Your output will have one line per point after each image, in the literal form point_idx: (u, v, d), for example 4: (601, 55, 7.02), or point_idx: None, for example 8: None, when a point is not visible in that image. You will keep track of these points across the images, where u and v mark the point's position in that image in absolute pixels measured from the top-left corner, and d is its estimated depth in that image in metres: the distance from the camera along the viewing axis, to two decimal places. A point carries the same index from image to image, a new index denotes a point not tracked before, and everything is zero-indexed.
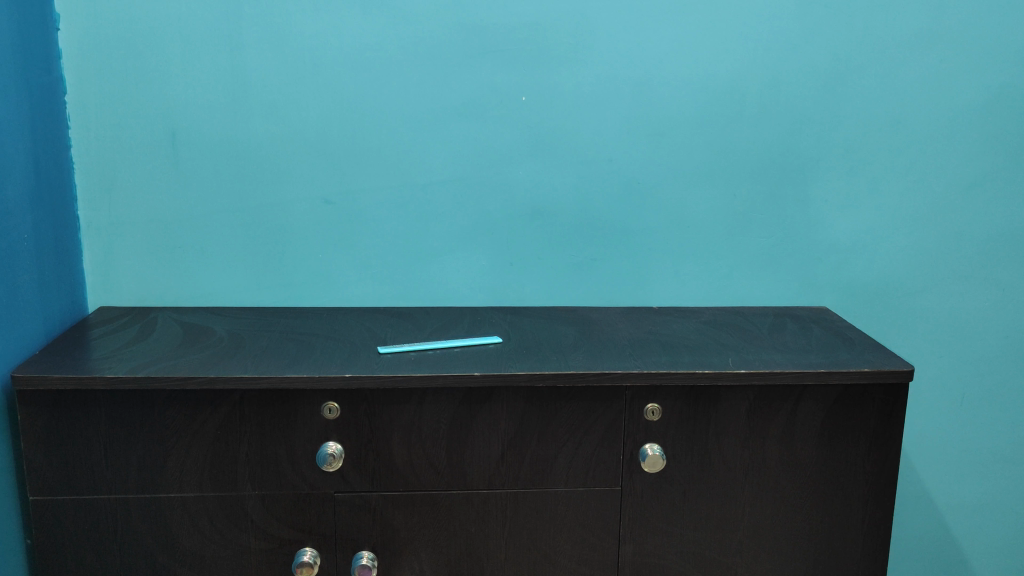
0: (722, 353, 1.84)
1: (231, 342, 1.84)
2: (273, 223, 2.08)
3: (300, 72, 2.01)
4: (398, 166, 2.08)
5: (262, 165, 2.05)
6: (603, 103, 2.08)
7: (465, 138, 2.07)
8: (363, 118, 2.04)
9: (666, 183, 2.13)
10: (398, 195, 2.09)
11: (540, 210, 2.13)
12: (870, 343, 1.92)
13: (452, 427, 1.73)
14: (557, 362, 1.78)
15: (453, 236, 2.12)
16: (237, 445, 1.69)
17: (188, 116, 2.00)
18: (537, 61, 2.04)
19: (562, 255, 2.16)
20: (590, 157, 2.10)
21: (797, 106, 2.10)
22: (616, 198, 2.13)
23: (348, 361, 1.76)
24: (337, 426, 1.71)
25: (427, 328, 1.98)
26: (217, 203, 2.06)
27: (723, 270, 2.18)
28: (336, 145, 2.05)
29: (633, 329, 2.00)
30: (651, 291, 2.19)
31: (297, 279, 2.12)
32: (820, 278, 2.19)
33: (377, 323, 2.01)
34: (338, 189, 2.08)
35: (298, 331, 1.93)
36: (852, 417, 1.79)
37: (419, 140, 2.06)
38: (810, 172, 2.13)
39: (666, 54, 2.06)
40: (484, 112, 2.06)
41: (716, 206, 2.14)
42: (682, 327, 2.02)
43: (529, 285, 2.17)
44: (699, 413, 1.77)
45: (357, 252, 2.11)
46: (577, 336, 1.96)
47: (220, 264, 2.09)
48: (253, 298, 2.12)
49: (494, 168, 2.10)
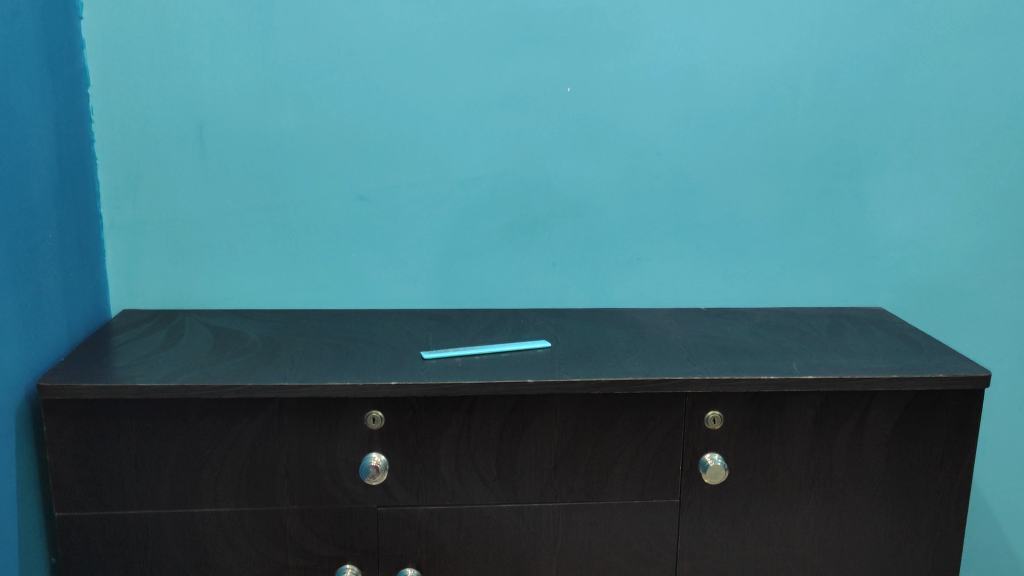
0: (785, 358, 1.74)
1: (266, 347, 1.74)
2: (305, 222, 1.98)
3: (333, 61, 1.91)
4: (436, 162, 1.98)
5: (293, 160, 1.95)
6: (652, 94, 1.98)
7: (507, 131, 1.97)
8: (400, 110, 1.94)
9: (716, 178, 2.03)
10: (435, 192, 1.99)
11: (584, 206, 2.03)
12: (937, 346, 1.82)
13: (503, 437, 1.63)
14: (612, 368, 1.68)
15: (493, 234, 2.03)
16: (276, 457, 1.59)
17: (216, 109, 1.90)
18: (581, 49, 1.94)
19: (607, 254, 2.06)
20: (638, 151, 2.00)
21: (854, 97, 2.00)
22: (663, 194, 2.03)
23: (392, 367, 1.66)
24: (382, 437, 1.61)
25: (470, 332, 1.88)
26: (247, 201, 1.96)
27: (775, 270, 2.09)
28: (371, 140, 1.95)
29: (686, 332, 1.90)
30: (699, 292, 2.09)
31: (330, 281, 2.02)
32: (877, 278, 2.10)
33: (415, 326, 1.91)
34: (373, 185, 1.98)
35: (333, 336, 1.83)
36: (924, 425, 1.69)
37: (460, 134, 1.97)
38: (867, 166, 2.03)
39: (717, 42, 1.95)
40: (527, 104, 1.96)
41: (769, 202, 2.05)
42: (737, 329, 1.92)
43: (572, 285, 2.07)
44: (763, 422, 1.67)
45: (393, 252, 2.02)
46: (628, 339, 1.86)
47: (250, 265, 1.99)
48: (284, 301, 2.02)
49: (537, 163, 2.00)
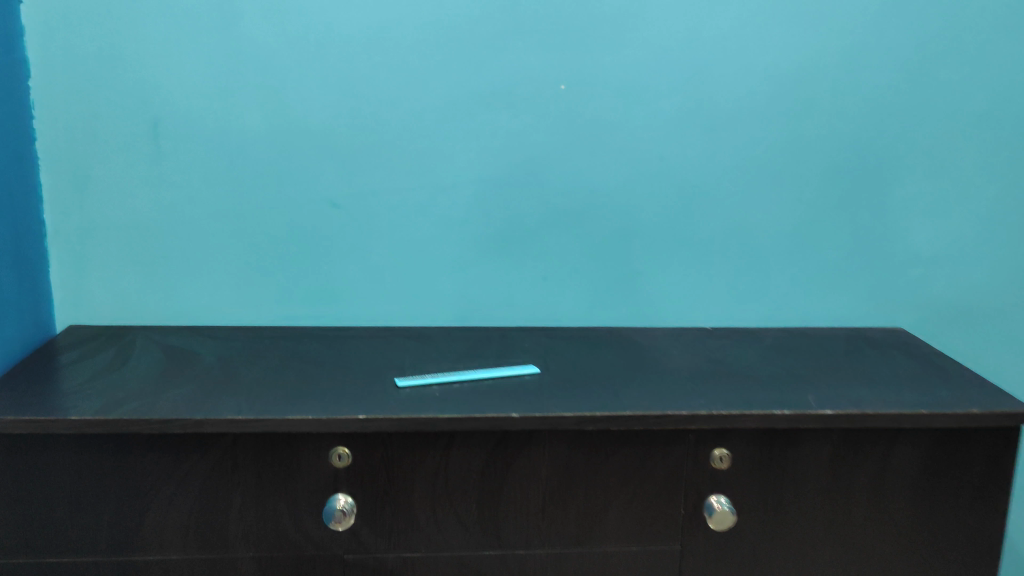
0: (799, 388, 1.57)
1: (221, 372, 1.57)
2: (271, 230, 1.81)
3: (304, 55, 1.73)
4: (417, 166, 1.80)
5: (258, 163, 1.77)
6: (654, 94, 1.80)
7: (495, 133, 1.80)
8: (377, 109, 1.77)
9: (723, 185, 1.85)
10: (415, 198, 1.81)
11: (579, 215, 1.85)
12: (966, 374, 1.65)
13: (484, 476, 1.46)
14: (608, 399, 1.51)
15: (479, 245, 1.85)
16: (229, 498, 1.41)
17: (174, 106, 1.73)
18: (577, 43, 1.77)
19: (604, 268, 1.88)
20: (639, 155, 1.83)
21: (875, 98, 1.82)
22: (665, 203, 1.86)
23: (361, 396, 1.48)
24: (349, 477, 1.43)
25: (451, 355, 1.71)
26: (207, 207, 1.78)
27: (786, 287, 1.91)
28: (345, 141, 1.78)
29: (689, 356, 1.73)
30: (703, 310, 1.92)
31: (300, 295, 1.84)
32: (896, 296, 1.92)
33: (391, 347, 1.74)
34: (347, 191, 1.80)
35: (300, 358, 1.66)
36: (954, 465, 1.52)
37: (443, 135, 1.79)
38: (888, 174, 1.86)
39: (726, 37, 1.78)
40: (516, 103, 1.79)
41: (780, 213, 1.87)
42: (745, 353, 1.75)
43: (564, 302, 1.89)
44: (775, 460, 1.49)
45: (368, 264, 1.84)
46: (626, 364, 1.68)
47: (211, 277, 1.82)
48: (248, 316, 1.84)
49: (528, 169, 1.82)
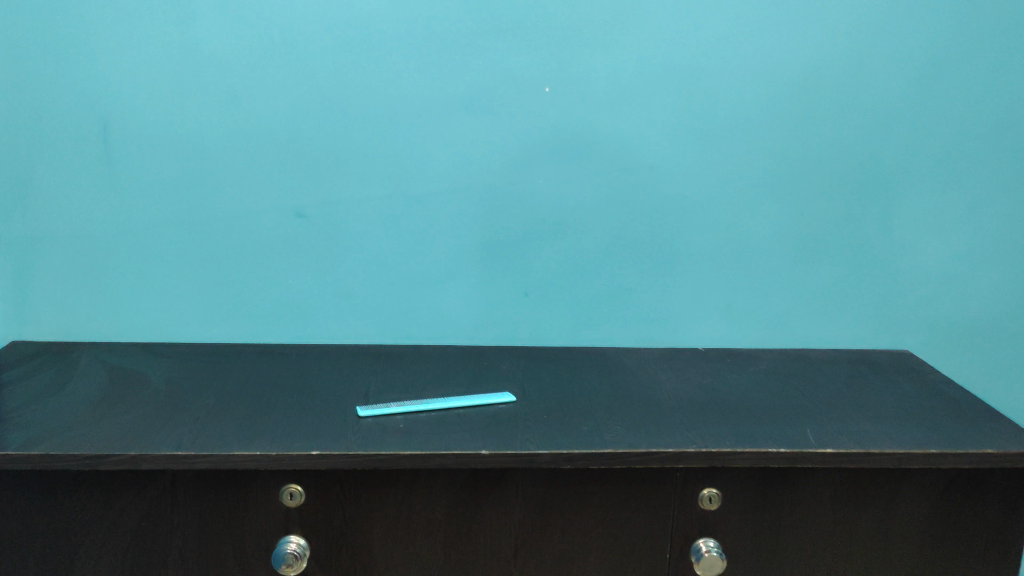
0: (798, 421, 1.44)
1: (168, 398, 1.44)
2: (230, 241, 1.67)
3: (267, 51, 1.60)
4: (388, 173, 1.67)
5: (216, 169, 1.64)
6: (646, 97, 1.67)
7: (473, 138, 1.66)
8: (346, 111, 1.63)
9: (718, 196, 1.72)
10: (386, 208, 1.68)
11: (563, 227, 1.72)
12: (980, 406, 1.51)
13: (450, 517, 1.33)
14: (588, 432, 1.38)
15: (455, 259, 1.72)
16: (168, 540, 1.29)
17: (125, 105, 1.60)
18: (563, 41, 1.63)
19: (589, 284, 1.75)
20: (629, 164, 1.70)
21: (884, 104, 1.69)
22: (657, 215, 1.72)
23: (317, 428, 1.35)
24: (301, 517, 1.31)
25: (421, 379, 1.58)
26: (161, 215, 1.65)
27: (785, 305, 1.78)
28: (311, 145, 1.64)
29: (679, 382, 1.60)
30: (696, 330, 1.79)
31: (262, 311, 1.71)
32: (903, 317, 1.79)
33: (357, 369, 1.61)
34: (313, 199, 1.67)
35: (256, 381, 1.53)
36: (965, 508, 1.39)
37: (417, 139, 1.66)
38: (896, 186, 1.73)
39: (723, 36, 1.65)
40: (497, 106, 1.65)
41: (779, 226, 1.74)
42: (739, 379, 1.62)
43: (546, 319, 1.77)
44: (770, 502, 1.37)
45: (336, 277, 1.71)
46: (609, 391, 1.55)
47: (166, 291, 1.69)
48: (207, 332, 1.72)
49: (509, 177, 1.69)
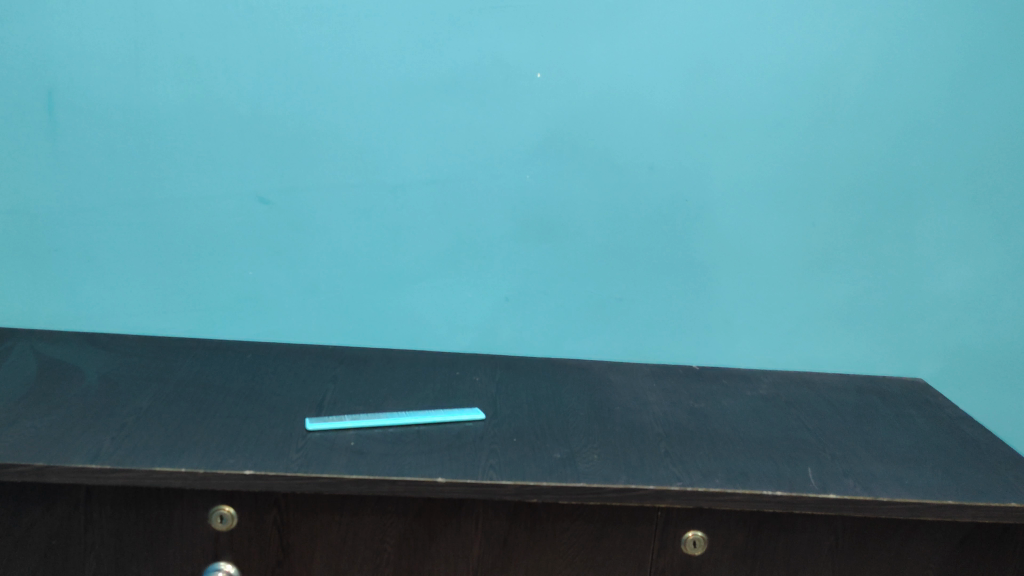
0: (799, 457, 1.28)
1: (98, 398, 1.30)
2: (185, 227, 1.53)
3: (230, 20, 1.44)
4: (361, 160, 1.52)
5: (171, 147, 1.49)
6: (648, 89, 1.51)
7: (455, 126, 1.51)
8: (315, 89, 1.48)
9: (723, 202, 1.57)
10: (358, 198, 1.53)
11: (550, 227, 1.57)
12: (1001, 450, 1.36)
13: (401, 550, 1.19)
14: (561, 461, 1.22)
15: (431, 257, 1.57)
16: (82, 561, 1.17)
17: (72, 72, 1.45)
18: (560, 24, 1.48)
19: (576, 291, 1.60)
20: (626, 162, 1.54)
21: (910, 109, 1.53)
22: (654, 220, 1.57)
23: (257, 442, 1.21)
24: (232, 542, 1.17)
25: (383, 388, 1.43)
26: (109, 195, 1.51)
27: (790, 325, 1.63)
28: (276, 127, 1.49)
29: (669, 405, 1.45)
30: (691, 346, 1.64)
31: (217, 303, 1.57)
32: (918, 343, 1.64)
33: (314, 374, 1.46)
34: (277, 184, 1.52)
35: (200, 382, 1.39)
36: (980, 565, 1.24)
37: (394, 125, 1.50)
38: (919, 200, 1.57)
39: (737, 26, 1.49)
40: (483, 91, 1.50)
41: (787, 237, 1.59)
42: (735, 404, 1.46)
43: (529, 327, 1.62)
44: (762, 549, 1.21)
45: (299, 271, 1.56)
46: (590, 411, 1.40)
47: (113, 277, 1.55)
48: (156, 325, 1.58)
49: (492, 170, 1.54)
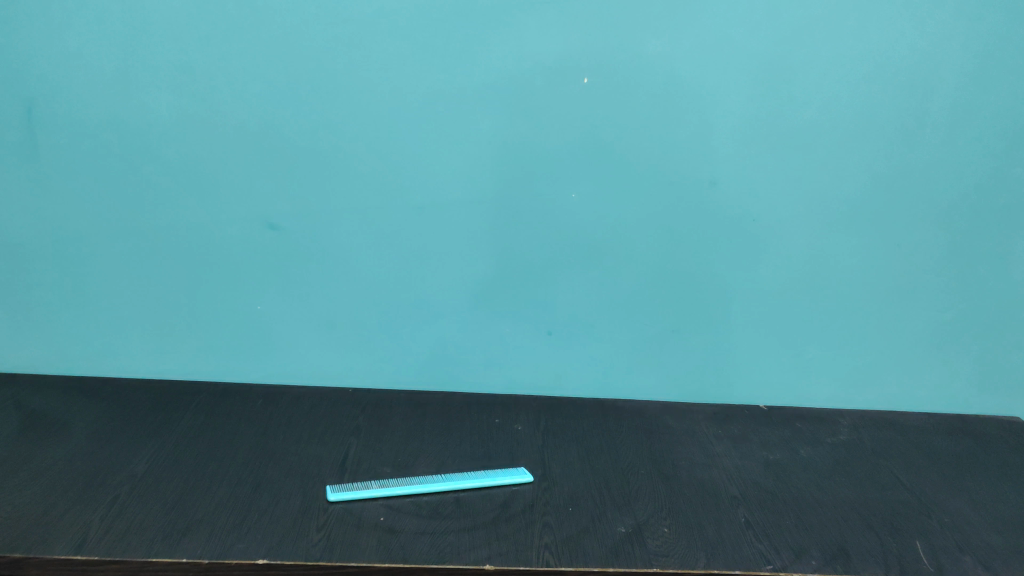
0: (900, 523, 1.10)
1: (87, 460, 1.13)
2: (185, 257, 1.35)
3: (232, 20, 1.25)
4: (383, 179, 1.33)
5: (169, 166, 1.31)
6: (711, 93, 1.32)
7: (491, 139, 1.32)
8: (331, 100, 1.29)
9: (793, 221, 1.38)
10: (380, 222, 1.35)
11: (598, 252, 1.38)
12: None
13: None
14: (626, 533, 1.05)
15: (463, 287, 1.39)
16: None
17: (54, 81, 1.27)
18: (612, 20, 1.28)
19: (628, 324, 1.42)
20: (684, 176, 1.35)
21: (1009, 114, 1.35)
22: (716, 242, 1.39)
23: (272, 516, 1.03)
24: None
25: (413, 440, 1.25)
26: (100, 220, 1.33)
27: (868, 357, 1.45)
28: (286, 142, 1.31)
29: (740, 456, 1.27)
30: (756, 382, 1.46)
31: (224, 341, 1.40)
32: (1009, 374, 1.47)
33: (334, 424, 1.28)
34: (288, 207, 1.34)
35: (204, 437, 1.21)
36: None
37: (420, 139, 1.31)
38: (1015, 216, 1.39)
39: (816, 20, 1.29)
40: (523, 100, 1.30)
41: (865, 260, 1.40)
42: (815, 454, 1.28)
43: (573, 364, 1.44)
44: None
45: (315, 304, 1.38)
46: (651, 466, 1.22)
47: (106, 313, 1.37)
48: (156, 365, 1.40)
49: (533, 189, 1.35)
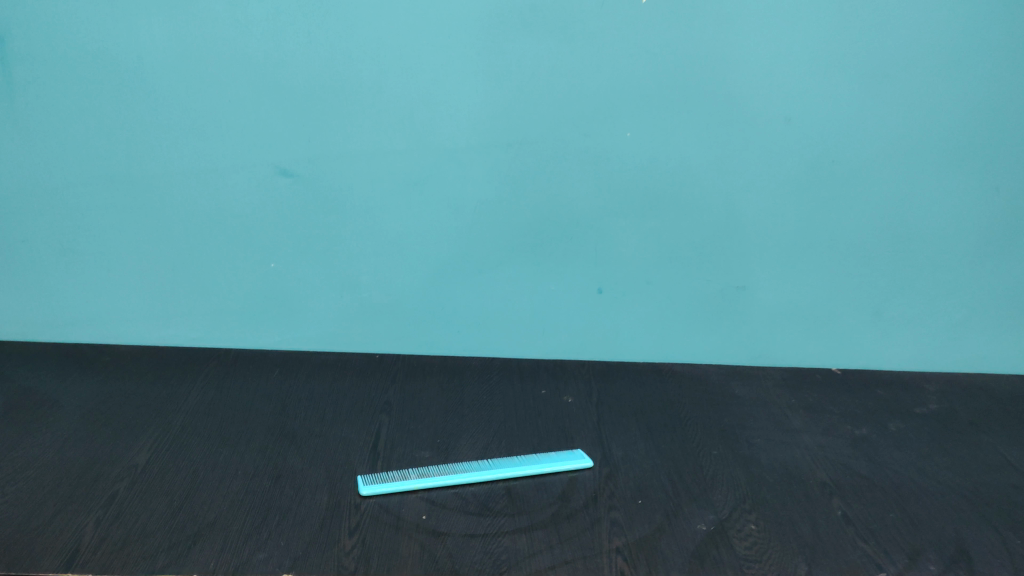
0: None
1: (82, 448, 0.98)
2: (188, 211, 1.19)
3: None
4: (412, 118, 1.16)
5: (164, 107, 1.14)
6: (792, 15, 1.12)
7: (534, 71, 1.14)
8: (349, 28, 1.11)
9: (880, 162, 1.20)
10: (408, 169, 1.18)
11: (656, 200, 1.21)
12: None
13: None
14: (710, 534, 0.89)
15: (503, 241, 1.22)
16: None
17: (28, 9, 1.08)
18: None
19: (688, 281, 1.26)
20: (757, 112, 1.17)
21: None
22: (790, 186, 1.21)
23: (296, 517, 0.88)
24: None
25: (452, 417, 1.10)
26: (90, 171, 1.17)
27: (956, 317, 1.29)
28: (298, 76, 1.13)
29: (822, 433, 1.12)
30: (828, 343, 1.31)
31: (234, 304, 1.25)
32: None
33: (362, 399, 1.13)
34: (302, 151, 1.17)
35: (214, 418, 1.07)
36: None
37: (454, 70, 1.13)
38: None
39: None
40: (573, 24, 1.12)
41: (960, 208, 1.23)
42: (906, 430, 1.14)
43: (625, 326, 1.29)
44: None
45: (336, 262, 1.23)
46: (726, 447, 1.07)
47: (101, 275, 1.23)
48: (160, 331, 1.27)
49: (583, 127, 1.17)
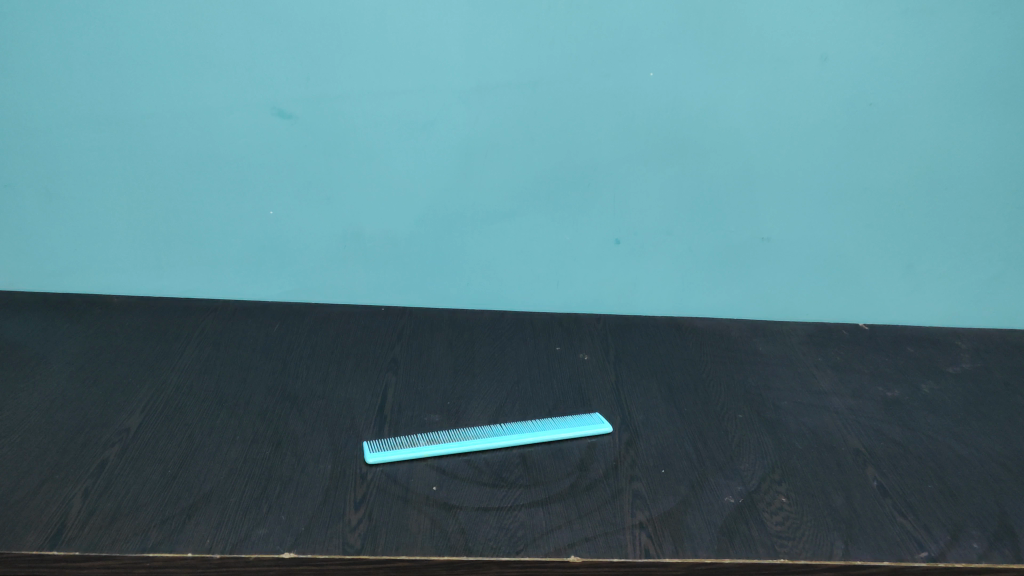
0: None
1: (70, 411, 0.92)
2: (181, 155, 1.12)
3: None
4: (420, 57, 1.08)
5: (154, 44, 1.06)
6: None
7: (552, 7, 1.06)
8: None
9: (918, 107, 1.13)
10: (416, 112, 1.11)
11: (679, 146, 1.14)
12: None
13: None
14: (739, 507, 0.84)
15: (516, 189, 1.16)
16: None
17: None
18: None
19: (710, 231, 1.20)
20: (789, 53, 1.09)
21: None
22: (821, 132, 1.14)
23: (298, 488, 0.83)
24: None
25: (462, 376, 1.04)
26: (76, 113, 1.10)
27: (990, 271, 1.23)
28: (298, 10, 1.05)
29: (852, 395, 1.06)
30: (855, 298, 1.25)
31: (231, 254, 1.19)
32: None
33: (367, 356, 1.08)
34: (302, 92, 1.09)
35: (212, 377, 1.01)
36: None
37: (465, 5, 1.06)
38: None
39: None
40: None
41: (1001, 156, 1.16)
42: (940, 392, 1.08)
43: (643, 278, 1.23)
44: None
45: (339, 210, 1.16)
46: (751, 410, 1.01)
47: (90, 223, 1.16)
48: (154, 281, 1.21)
49: (603, 68, 1.10)
